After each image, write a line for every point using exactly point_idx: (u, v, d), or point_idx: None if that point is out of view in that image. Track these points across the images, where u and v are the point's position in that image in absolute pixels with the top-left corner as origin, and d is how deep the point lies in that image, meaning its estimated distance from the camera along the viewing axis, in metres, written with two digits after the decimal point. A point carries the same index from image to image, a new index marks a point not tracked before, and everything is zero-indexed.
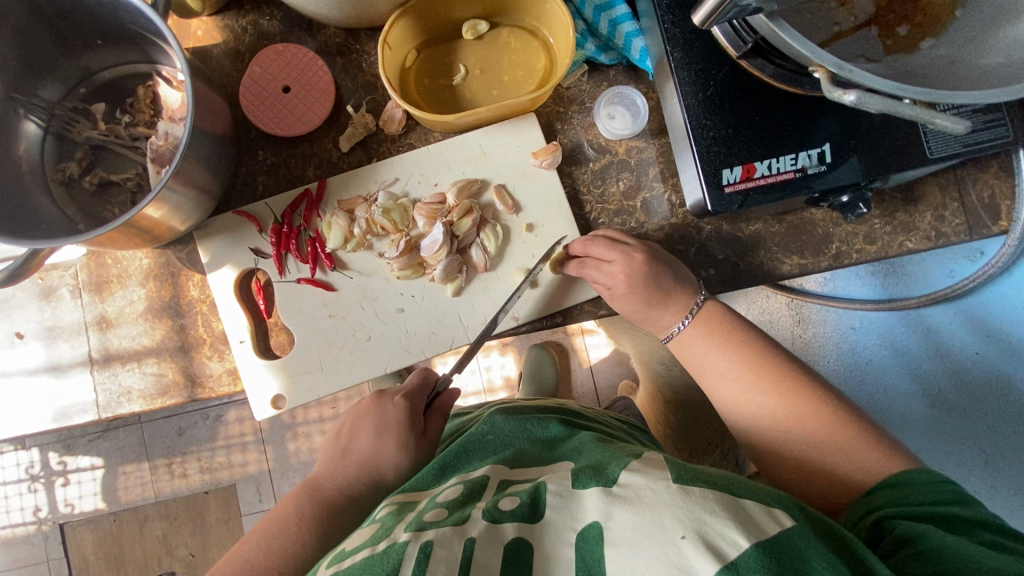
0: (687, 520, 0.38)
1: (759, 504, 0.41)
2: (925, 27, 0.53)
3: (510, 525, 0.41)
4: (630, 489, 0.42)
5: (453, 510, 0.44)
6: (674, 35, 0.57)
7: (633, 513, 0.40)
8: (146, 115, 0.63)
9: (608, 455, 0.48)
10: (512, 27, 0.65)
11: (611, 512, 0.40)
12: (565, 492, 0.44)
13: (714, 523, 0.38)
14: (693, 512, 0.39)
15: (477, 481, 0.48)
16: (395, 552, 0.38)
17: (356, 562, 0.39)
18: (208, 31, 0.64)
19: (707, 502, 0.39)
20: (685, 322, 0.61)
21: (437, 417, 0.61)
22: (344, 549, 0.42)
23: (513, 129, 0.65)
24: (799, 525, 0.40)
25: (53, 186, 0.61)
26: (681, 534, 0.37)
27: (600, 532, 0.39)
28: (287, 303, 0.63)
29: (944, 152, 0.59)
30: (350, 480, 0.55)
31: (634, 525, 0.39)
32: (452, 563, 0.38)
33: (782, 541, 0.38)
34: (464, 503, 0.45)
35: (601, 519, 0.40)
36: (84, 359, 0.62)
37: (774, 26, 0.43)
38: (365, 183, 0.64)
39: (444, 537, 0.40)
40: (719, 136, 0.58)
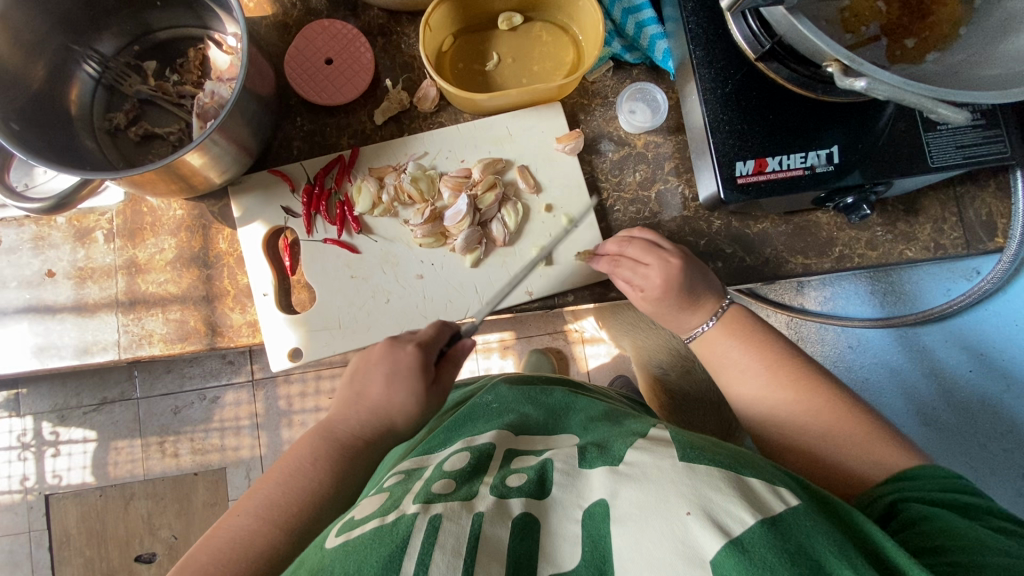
0: (694, 497, 0.39)
1: (762, 482, 0.42)
2: (931, 41, 0.57)
3: (517, 500, 0.43)
4: (636, 467, 0.43)
5: (462, 482, 0.45)
6: (697, 36, 0.61)
7: (637, 489, 0.41)
8: (194, 75, 0.67)
9: (613, 432, 0.51)
10: (545, 22, 0.70)
11: (618, 490, 0.41)
12: (571, 471, 0.46)
13: (720, 499, 0.39)
14: (699, 490, 0.39)
15: (482, 448, 0.51)
16: (404, 524, 0.39)
17: (366, 531, 0.40)
18: (260, 3, 0.68)
19: (715, 481, 0.40)
20: (710, 323, 0.64)
21: (450, 367, 0.58)
22: (354, 517, 0.44)
23: (538, 115, 0.69)
24: (801, 503, 0.40)
25: (100, 134, 0.65)
26: (687, 510, 0.38)
27: (606, 509, 0.40)
28: (311, 259, 0.65)
29: (944, 162, 0.62)
30: (360, 423, 0.57)
31: (641, 501, 0.40)
32: (460, 536, 0.38)
33: (787, 520, 0.38)
34: (472, 476, 0.46)
35: (608, 497, 0.41)
36: (111, 301, 0.64)
37: (794, 19, 0.46)
38: (396, 153, 0.67)
39: (453, 512, 0.41)
40: (735, 131, 0.61)
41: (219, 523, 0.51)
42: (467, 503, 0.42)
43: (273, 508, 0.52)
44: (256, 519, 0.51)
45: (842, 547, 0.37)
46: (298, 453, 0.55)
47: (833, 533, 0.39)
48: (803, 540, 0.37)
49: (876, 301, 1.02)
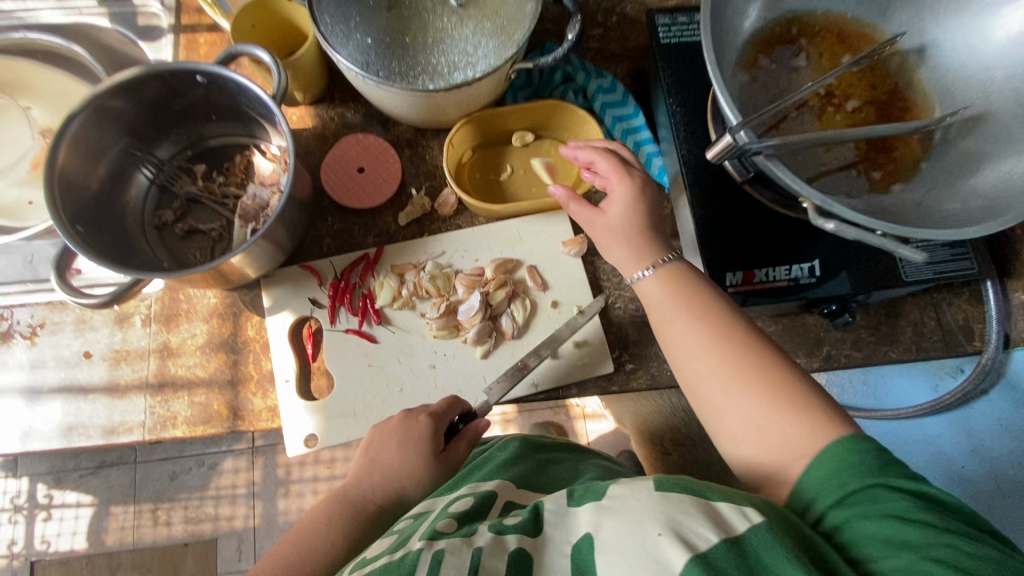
0: (665, 519, 0.41)
1: (730, 504, 0.43)
2: (898, 172, 0.65)
3: (512, 536, 0.44)
4: (617, 499, 0.45)
5: (462, 522, 0.48)
6: (688, 160, 0.69)
7: (617, 519, 0.43)
8: (238, 177, 0.74)
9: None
10: (554, 139, 0.78)
11: (600, 522, 0.43)
12: (561, 509, 0.47)
13: (689, 522, 0.41)
14: (670, 513, 0.42)
15: (484, 495, 0.53)
16: (410, 558, 0.42)
17: (376, 566, 0.42)
18: (303, 117, 0.77)
19: (684, 505, 0.42)
20: None
21: (463, 444, 0.63)
22: (366, 557, 0.46)
23: (546, 220, 0.76)
24: (765, 521, 0.41)
25: (148, 229, 0.72)
26: (659, 531, 0.40)
27: (591, 541, 0.42)
28: (332, 349, 0.70)
29: (917, 277, 0.68)
30: (373, 489, 0.59)
31: (619, 530, 0.42)
32: (461, 568, 0.41)
33: (750, 537, 0.40)
34: (474, 515, 0.49)
35: (593, 530, 0.43)
36: (141, 382, 0.68)
37: (771, 164, 0.54)
38: (416, 252, 0.73)
39: (454, 547, 0.43)
40: (725, 245, 0.67)
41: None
42: (467, 538, 0.44)
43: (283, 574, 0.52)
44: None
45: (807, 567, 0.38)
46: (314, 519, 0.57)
47: (799, 553, 0.40)
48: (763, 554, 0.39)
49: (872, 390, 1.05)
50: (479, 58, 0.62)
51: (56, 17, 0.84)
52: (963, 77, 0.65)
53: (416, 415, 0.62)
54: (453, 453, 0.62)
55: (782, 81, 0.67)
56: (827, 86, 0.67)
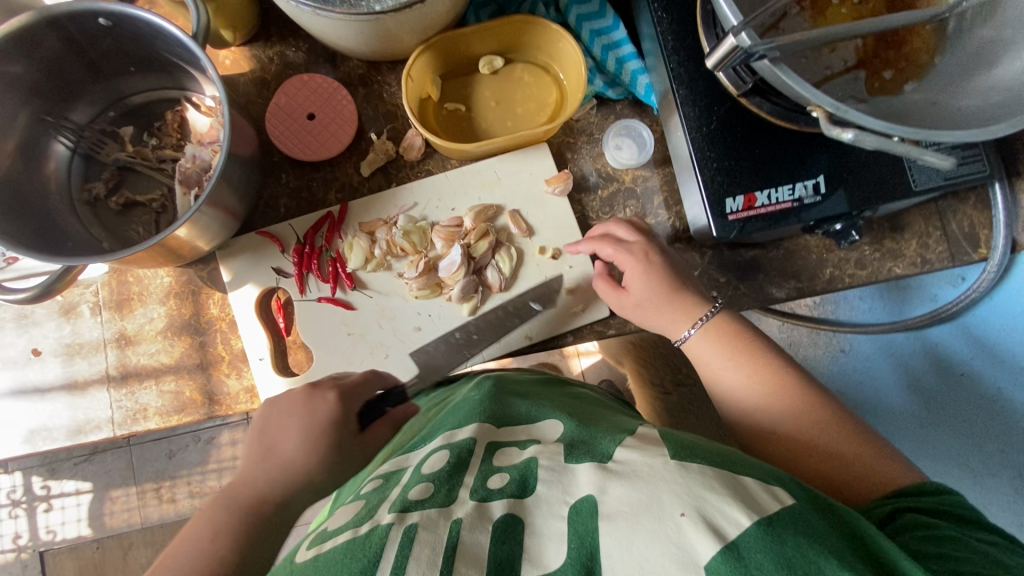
0: (687, 497, 0.36)
1: (756, 480, 0.40)
2: (908, 71, 0.58)
3: (499, 503, 0.39)
4: (625, 465, 0.40)
5: (441, 482, 0.42)
6: (679, 74, 0.62)
7: (629, 487, 0.38)
8: (172, 138, 0.65)
9: (598, 430, 0.47)
10: (526, 63, 0.69)
11: (606, 487, 0.38)
12: (557, 467, 0.42)
13: (715, 500, 0.36)
14: (693, 489, 0.37)
15: (462, 445, 0.46)
16: (377, 535, 0.36)
17: (338, 544, 0.37)
18: (236, 60, 0.67)
19: (706, 478, 0.38)
20: (692, 332, 0.59)
21: (383, 424, 0.58)
22: (326, 530, 0.42)
23: (526, 158, 0.69)
24: (797, 503, 0.38)
25: (79, 206, 0.63)
26: (681, 511, 0.35)
27: (594, 506, 0.37)
28: (306, 320, 0.64)
29: (927, 185, 0.63)
30: (263, 484, 0.50)
31: (632, 500, 0.37)
32: (437, 546, 0.35)
33: (782, 517, 0.36)
34: (452, 474, 0.43)
35: (596, 494, 0.38)
36: (101, 375, 0.63)
37: (777, 70, 0.47)
38: (385, 206, 0.66)
39: (429, 520, 0.37)
40: (723, 168, 0.61)
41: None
42: (445, 508, 0.39)
43: None
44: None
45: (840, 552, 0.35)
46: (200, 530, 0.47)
47: (834, 537, 0.36)
48: (797, 541, 0.34)
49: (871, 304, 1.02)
50: None
51: None
52: None
53: (323, 392, 0.56)
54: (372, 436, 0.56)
55: None
56: None
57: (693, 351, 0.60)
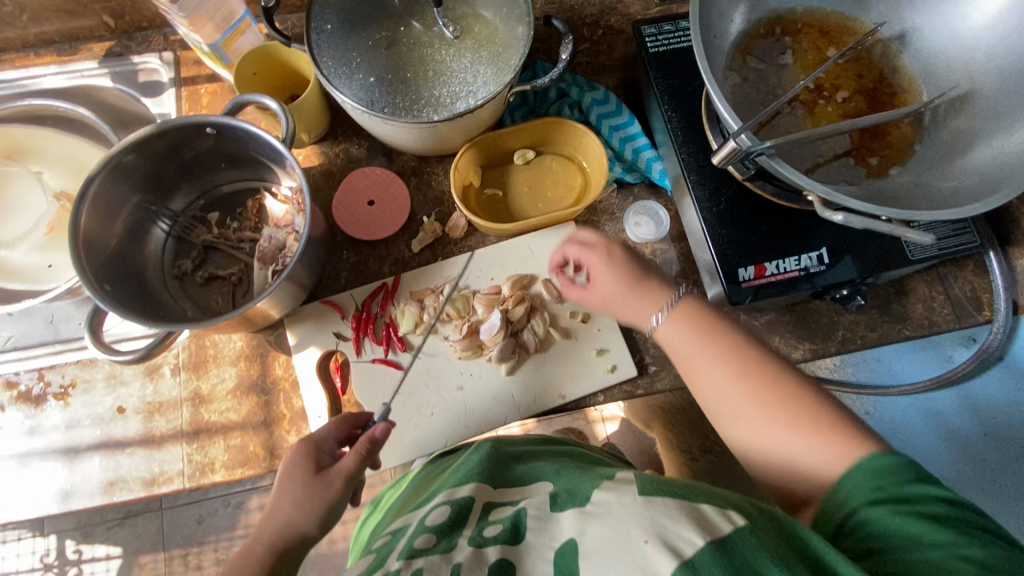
0: (651, 526, 0.42)
1: (712, 506, 0.44)
2: (892, 158, 0.66)
3: (494, 548, 0.46)
4: (602, 506, 0.46)
5: (441, 536, 0.49)
6: (689, 163, 0.71)
7: (601, 524, 0.44)
8: (251, 221, 0.76)
9: (583, 479, 0.53)
10: (554, 154, 0.80)
11: (584, 528, 0.44)
12: (543, 515, 0.49)
13: (674, 525, 0.41)
14: (656, 519, 0.42)
15: (461, 502, 0.53)
16: None
17: None
18: (308, 156, 0.79)
19: (670, 509, 0.43)
20: (662, 315, 0.63)
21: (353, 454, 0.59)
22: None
23: (556, 234, 0.78)
24: (746, 525, 0.43)
25: (169, 280, 0.73)
26: (645, 538, 0.41)
27: (575, 546, 0.43)
28: (360, 380, 0.71)
29: (923, 255, 0.70)
30: (264, 532, 0.56)
31: (603, 535, 0.43)
32: None
33: (734, 538, 0.41)
34: (452, 528, 0.50)
35: (577, 535, 0.44)
36: (176, 431, 0.69)
37: (774, 163, 0.56)
38: (433, 277, 0.75)
39: (432, 566, 0.45)
40: (734, 242, 0.69)
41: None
42: (445, 555, 0.46)
43: None
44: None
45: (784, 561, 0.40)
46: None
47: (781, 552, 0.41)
48: (754, 561, 0.39)
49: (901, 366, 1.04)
50: (479, 87, 0.65)
51: (57, 81, 0.83)
52: (944, 59, 0.68)
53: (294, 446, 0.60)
54: (336, 466, 0.58)
55: (772, 80, 0.69)
56: (817, 79, 0.69)
57: (668, 335, 0.62)
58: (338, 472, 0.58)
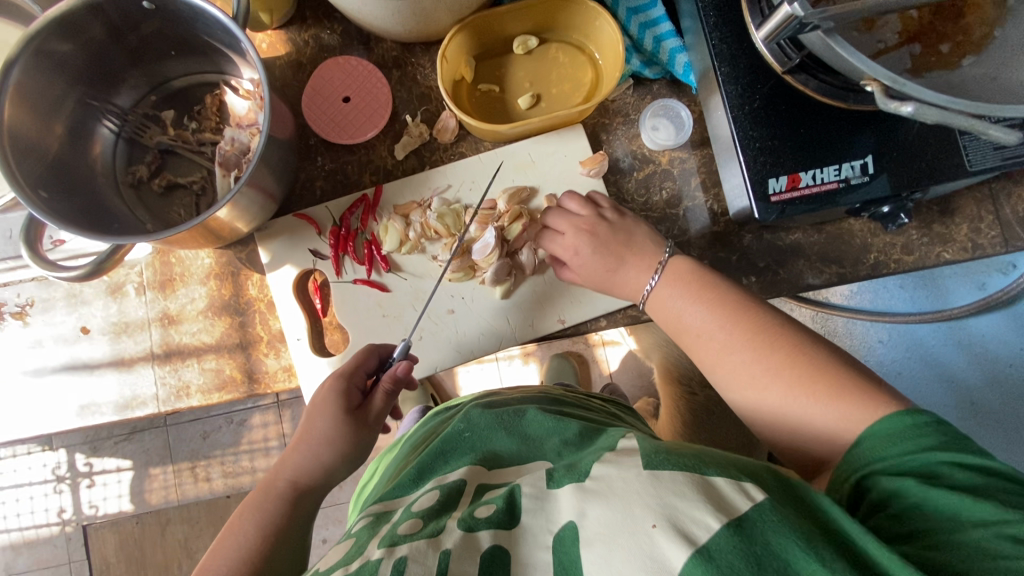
0: (659, 507, 0.36)
1: (727, 480, 0.39)
2: (965, 45, 0.55)
3: (486, 533, 0.40)
4: (601, 482, 0.40)
5: (428, 519, 0.43)
6: (721, 51, 0.60)
7: (605, 506, 0.38)
8: (212, 121, 0.67)
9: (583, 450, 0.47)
10: (562, 43, 0.68)
11: (585, 510, 0.39)
12: (539, 493, 0.43)
13: (685, 507, 0.36)
14: (663, 498, 0.37)
15: (452, 486, 0.47)
16: (368, 569, 0.37)
17: None
18: (272, 43, 0.68)
19: (678, 486, 0.37)
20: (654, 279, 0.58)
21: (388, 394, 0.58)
22: (320, 570, 0.42)
23: (560, 139, 0.68)
24: (768, 499, 0.37)
25: (124, 188, 0.65)
26: (652, 522, 0.36)
27: (575, 532, 0.38)
28: (342, 302, 0.66)
29: (984, 165, 0.60)
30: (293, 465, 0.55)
31: (608, 520, 0.37)
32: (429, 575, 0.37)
33: (751, 519, 0.36)
34: (440, 510, 0.44)
35: (576, 518, 0.39)
36: (146, 353, 0.65)
37: (830, 41, 0.46)
38: (419, 188, 0.67)
39: (418, 552, 0.39)
40: (765, 147, 0.59)
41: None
42: (433, 540, 0.40)
43: None
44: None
45: (810, 539, 0.35)
46: (248, 518, 0.52)
47: (801, 525, 0.36)
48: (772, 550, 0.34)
49: (933, 289, 0.99)
50: None
51: None
52: None
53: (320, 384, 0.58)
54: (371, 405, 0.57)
55: None
56: None
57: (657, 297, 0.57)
58: (371, 411, 0.57)
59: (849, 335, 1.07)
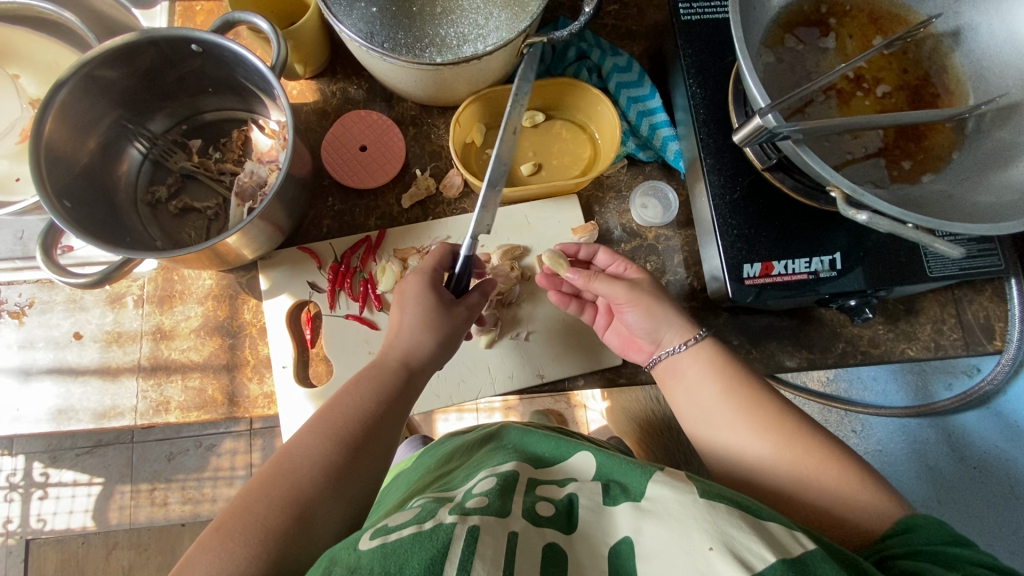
0: (715, 532, 0.38)
1: (781, 526, 0.40)
2: (926, 163, 0.61)
3: (548, 530, 0.42)
4: (658, 502, 0.42)
5: (493, 498, 0.44)
6: (707, 144, 0.66)
7: (662, 526, 0.40)
8: (235, 154, 0.72)
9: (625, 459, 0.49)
10: (565, 121, 0.75)
11: (641, 527, 0.41)
12: (596, 506, 0.44)
13: (742, 538, 0.38)
14: (720, 526, 0.38)
15: (508, 475, 0.48)
16: (443, 530, 0.38)
17: (404, 536, 0.39)
18: (303, 91, 0.74)
19: (734, 518, 0.39)
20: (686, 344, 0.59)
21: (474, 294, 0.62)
22: (386, 526, 0.41)
23: (556, 206, 0.73)
24: (819, 549, 0.39)
25: (141, 205, 0.69)
26: (709, 545, 0.37)
27: (632, 546, 0.40)
28: (331, 334, 0.68)
29: (943, 273, 0.65)
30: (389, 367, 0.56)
31: (664, 538, 0.39)
32: (498, 549, 0.38)
33: (806, 561, 0.37)
34: (502, 493, 0.45)
35: (633, 534, 0.40)
36: (133, 365, 0.66)
37: (799, 150, 0.52)
38: (420, 236, 0.71)
39: (489, 524, 0.40)
40: (742, 235, 0.64)
41: (261, 485, 0.46)
42: (501, 518, 0.41)
43: (331, 445, 0.49)
44: (309, 470, 0.47)
45: None
46: (356, 388, 0.54)
47: None
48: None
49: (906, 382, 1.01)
50: (490, 30, 0.58)
51: None
52: (1000, 59, 0.59)
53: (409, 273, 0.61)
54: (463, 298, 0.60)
55: (809, 62, 0.63)
56: (857, 68, 0.64)
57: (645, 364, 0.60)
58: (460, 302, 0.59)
59: (828, 420, 1.08)
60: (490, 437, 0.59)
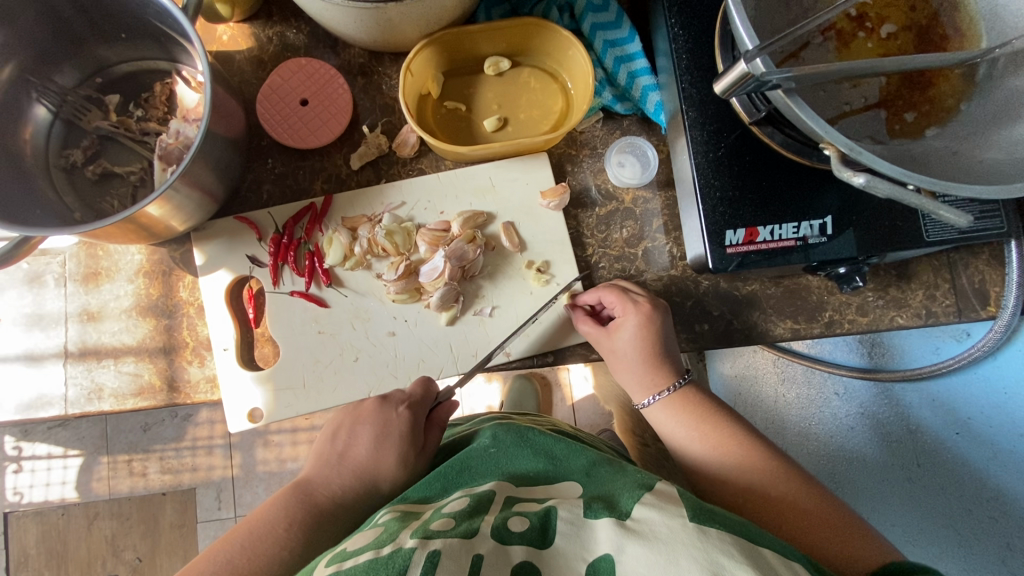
0: (705, 563, 0.34)
1: (776, 554, 0.37)
2: (931, 116, 0.55)
3: (518, 547, 0.38)
4: (644, 525, 0.38)
5: (460, 521, 0.40)
6: (690, 95, 0.59)
7: (646, 548, 0.36)
8: (159, 111, 0.63)
9: (620, 484, 0.44)
10: (534, 68, 0.67)
11: (623, 545, 0.36)
12: (576, 519, 0.40)
13: (733, 568, 0.34)
14: (710, 555, 0.35)
15: (483, 496, 0.44)
16: (401, 556, 0.34)
17: (358, 563, 0.35)
18: (234, 36, 0.65)
19: (727, 546, 0.36)
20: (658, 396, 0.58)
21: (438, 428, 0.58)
22: (344, 549, 0.38)
23: (523, 165, 0.66)
24: None
25: (55, 171, 0.61)
26: None
27: (612, 565, 0.35)
28: (276, 314, 0.63)
29: (941, 238, 0.60)
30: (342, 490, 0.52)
31: (649, 562, 0.35)
32: (460, 574, 0.34)
33: None
34: (472, 514, 0.41)
35: (613, 553, 0.36)
36: (59, 350, 0.60)
37: (791, 102, 0.46)
38: (372, 203, 0.64)
39: (452, 549, 0.36)
40: (726, 198, 0.58)
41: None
42: (467, 541, 0.37)
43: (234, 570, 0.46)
44: None
45: None
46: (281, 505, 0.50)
47: None
48: None
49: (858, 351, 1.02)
50: None
51: None
52: None
53: (393, 406, 0.55)
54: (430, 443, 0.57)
55: None
56: (860, 4, 0.56)
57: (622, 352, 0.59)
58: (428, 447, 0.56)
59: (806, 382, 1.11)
60: (466, 439, 0.57)
